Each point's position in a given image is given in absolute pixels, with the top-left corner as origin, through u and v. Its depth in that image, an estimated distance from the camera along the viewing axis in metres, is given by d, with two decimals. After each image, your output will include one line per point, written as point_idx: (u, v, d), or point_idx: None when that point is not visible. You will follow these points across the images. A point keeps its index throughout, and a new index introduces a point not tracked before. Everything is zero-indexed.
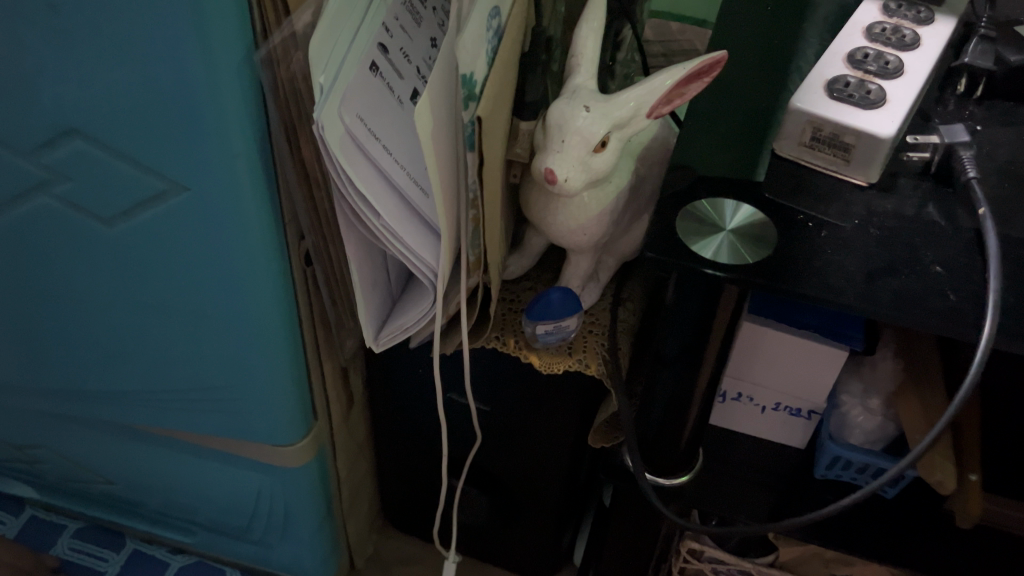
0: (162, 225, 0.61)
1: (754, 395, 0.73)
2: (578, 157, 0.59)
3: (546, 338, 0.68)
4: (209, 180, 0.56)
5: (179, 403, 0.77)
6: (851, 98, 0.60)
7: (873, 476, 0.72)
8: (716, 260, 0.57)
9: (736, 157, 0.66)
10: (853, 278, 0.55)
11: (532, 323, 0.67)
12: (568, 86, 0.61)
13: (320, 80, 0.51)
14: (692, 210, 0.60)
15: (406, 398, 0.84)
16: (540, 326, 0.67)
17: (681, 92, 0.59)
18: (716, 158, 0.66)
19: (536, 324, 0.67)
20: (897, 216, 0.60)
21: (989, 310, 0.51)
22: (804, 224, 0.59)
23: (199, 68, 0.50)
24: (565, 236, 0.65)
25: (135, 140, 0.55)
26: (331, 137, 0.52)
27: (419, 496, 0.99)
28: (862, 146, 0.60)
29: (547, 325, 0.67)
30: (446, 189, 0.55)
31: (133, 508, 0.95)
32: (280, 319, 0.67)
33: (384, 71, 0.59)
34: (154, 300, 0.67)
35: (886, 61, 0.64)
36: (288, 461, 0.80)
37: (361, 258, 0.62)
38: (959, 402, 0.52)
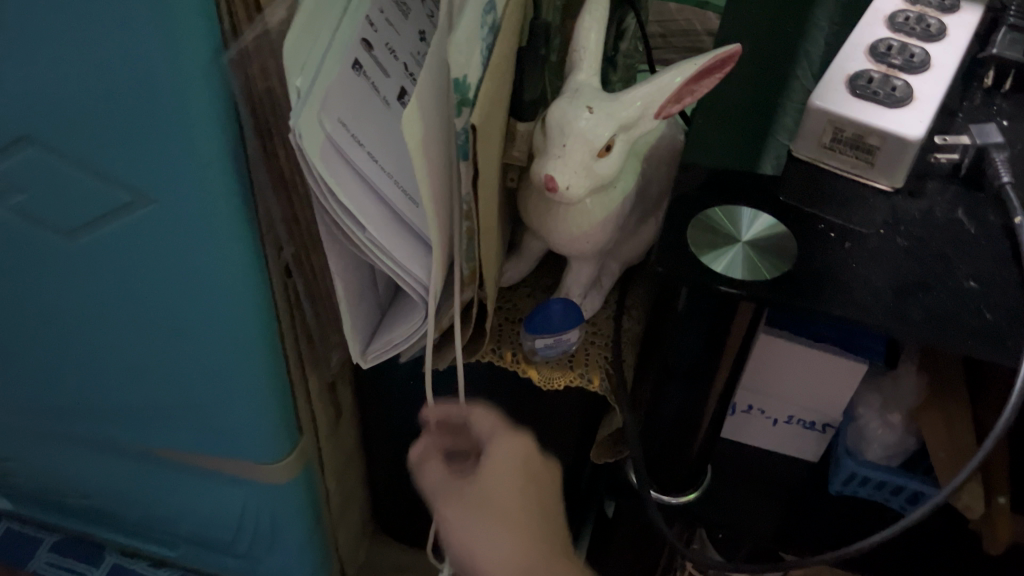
0: (130, 238, 0.56)
1: (765, 407, 0.68)
2: (581, 162, 0.54)
3: (545, 352, 0.64)
4: (180, 192, 0.51)
5: (155, 419, 0.73)
6: (874, 96, 0.56)
7: (893, 493, 0.68)
8: (730, 275, 0.52)
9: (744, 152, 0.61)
10: (882, 295, 0.51)
11: (532, 337, 0.63)
12: (569, 83, 0.56)
13: (297, 83, 0.45)
14: (705, 218, 0.56)
15: (397, 410, 0.80)
16: (540, 339, 0.63)
17: (692, 89, 0.55)
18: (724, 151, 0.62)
19: (536, 338, 0.62)
20: (925, 223, 0.55)
21: None
22: (826, 233, 0.55)
23: (164, 72, 0.45)
24: (566, 244, 0.61)
25: (95, 149, 0.50)
26: (310, 146, 0.47)
27: (413, 508, 0.95)
28: (888, 148, 0.55)
29: (547, 339, 0.63)
30: (438, 201, 0.51)
31: (113, 523, 0.91)
32: (260, 335, 0.62)
33: (369, 70, 0.54)
34: (125, 315, 0.63)
35: (912, 54, 0.59)
36: (274, 478, 0.76)
37: (346, 271, 0.58)
38: (997, 434, 0.50)
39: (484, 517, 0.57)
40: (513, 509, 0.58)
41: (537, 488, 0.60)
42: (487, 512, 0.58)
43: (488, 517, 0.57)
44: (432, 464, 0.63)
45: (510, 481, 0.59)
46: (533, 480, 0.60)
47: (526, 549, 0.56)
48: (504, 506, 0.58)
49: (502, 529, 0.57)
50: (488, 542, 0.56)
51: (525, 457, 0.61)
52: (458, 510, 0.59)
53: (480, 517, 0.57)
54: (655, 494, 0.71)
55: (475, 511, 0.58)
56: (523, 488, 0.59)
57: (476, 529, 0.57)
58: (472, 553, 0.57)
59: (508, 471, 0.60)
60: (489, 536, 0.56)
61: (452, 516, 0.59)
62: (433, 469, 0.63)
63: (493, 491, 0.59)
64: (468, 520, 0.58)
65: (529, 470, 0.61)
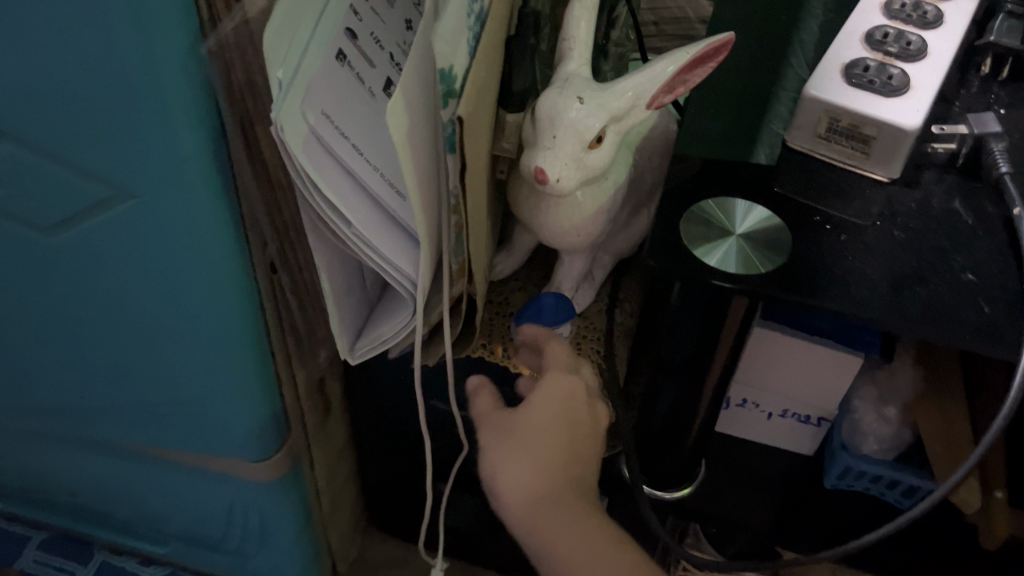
0: (109, 234, 0.55)
1: (760, 401, 0.68)
2: (571, 154, 0.53)
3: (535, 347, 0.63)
4: (159, 186, 0.50)
5: (140, 417, 0.72)
6: (870, 85, 0.55)
7: (888, 486, 0.67)
8: (724, 268, 0.51)
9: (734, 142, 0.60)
10: (878, 289, 0.50)
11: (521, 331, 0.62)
12: (559, 73, 0.55)
13: (278, 74, 0.44)
14: (698, 210, 0.55)
15: (387, 405, 0.79)
16: (529, 334, 0.62)
17: (685, 79, 0.54)
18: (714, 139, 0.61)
19: (525, 332, 0.61)
20: (921, 215, 0.54)
21: None
22: (821, 225, 0.54)
23: (140, 64, 0.44)
24: (556, 237, 0.59)
25: (71, 143, 0.48)
26: (292, 139, 0.45)
27: (404, 503, 0.94)
28: (885, 138, 0.54)
29: (537, 333, 0.62)
30: (425, 195, 0.49)
31: (100, 520, 0.90)
32: (245, 332, 0.61)
33: (354, 60, 0.53)
34: (106, 312, 0.61)
35: (908, 41, 0.58)
36: (262, 476, 0.75)
37: (332, 266, 0.56)
38: (996, 429, 0.49)
39: (516, 446, 0.53)
40: (547, 445, 0.53)
41: (578, 433, 0.55)
42: (524, 441, 0.53)
43: (521, 446, 0.53)
44: (483, 394, 0.58)
45: (555, 423, 0.54)
46: (578, 423, 0.55)
47: (554, 482, 0.53)
48: (544, 438, 0.53)
49: (531, 461, 0.53)
50: (516, 472, 0.52)
51: (579, 397, 0.56)
52: (495, 437, 0.54)
53: (515, 445, 0.53)
54: (648, 489, 0.70)
55: (512, 440, 0.53)
56: (566, 429, 0.54)
57: (509, 456, 0.53)
58: (495, 478, 0.53)
59: (556, 408, 0.55)
60: (518, 467, 0.52)
61: (489, 442, 0.54)
62: (485, 396, 0.58)
63: (534, 423, 0.54)
64: (502, 448, 0.53)
65: (577, 416, 0.55)
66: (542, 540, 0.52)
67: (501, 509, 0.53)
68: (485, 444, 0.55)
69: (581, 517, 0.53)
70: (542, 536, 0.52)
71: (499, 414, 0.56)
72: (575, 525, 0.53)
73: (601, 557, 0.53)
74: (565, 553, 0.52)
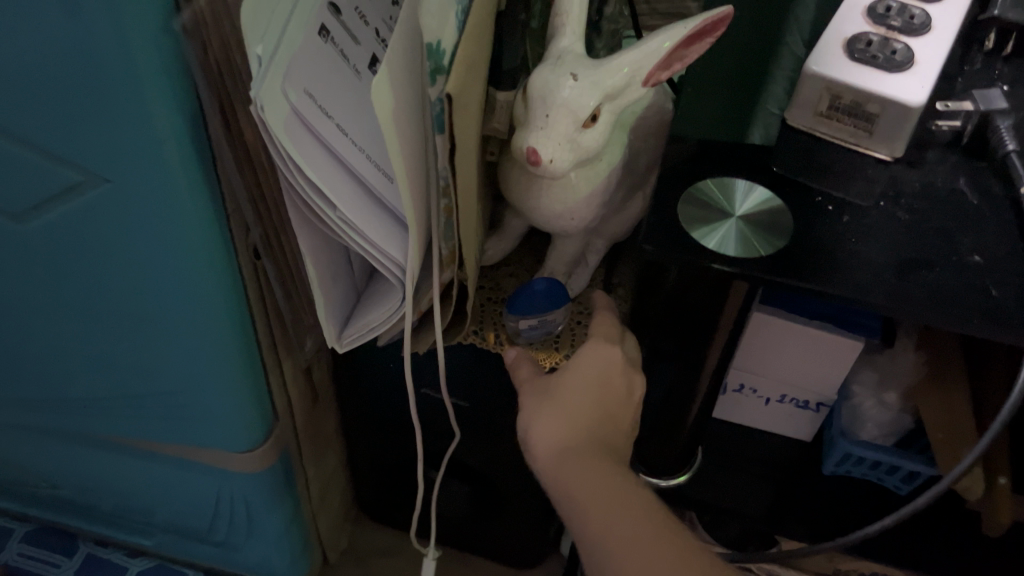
0: (82, 220, 0.52)
1: (757, 386, 0.66)
2: (565, 134, 0.51)
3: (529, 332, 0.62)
4: (133, 170, 0.48)
5: (122, 408, 0.70)
6: (874, 61, 0.53)
7: (887, 472, 0.66)
8: (724, 252, 0.49)
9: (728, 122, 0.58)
10: (882, 273, 0.48)
11: (512, 317, 0.60)
12: (551, 50, 0.53)
13: (257, 51, 0.42)
14: (696, 192, 0.53)
15: (376, 394, 0.77)
16: (520, 320, 0.60)
17: (681, 56, 0.51)
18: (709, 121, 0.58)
19: (516, 318, 0.60)
20: (925, 196, 0.53)
21: None
22: (824, 207, 0.52)
23: (108, 41, 0.41)
24: (549, 221, 0.58)
25: (38, 124, 0.46)
26: (274, 118, 0.43)
27: (395, 492, 0.92)
28: (888, 116, 0.52)
29: (528, 320, 0.60)
30: (413, 177, 0.47)
31: (85, 513, 0.88)
32: (228, 321, 0.59)
33: (337, 36, 0.51)
34: (82, 300, 0.59)
35: (912, 15, 0.56)
36: (249, 467, 0.73)
37: (317, 251, 0.54)
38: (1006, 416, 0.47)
39: (549, 404, 0.53)
40: (581, 404, 0.53)
41: (611, 399, 0.54)
42: (557, 400, 0.53)
43: (557, 404, 0.53)
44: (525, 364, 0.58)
45: (589, 386, 0.54)
46: (613, 391, 0.54)
47: (576, 436, 0.52)
48: (578, 398, 0.53)
49: (563, 418, 0.52)
50: (544, 425, 0.52)
51: (616, 367, 0.55)
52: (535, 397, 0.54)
53: (548, 403, 0.53)
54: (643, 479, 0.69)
55: (546, 399, 0.54)
56: (598, 392, 0.54)
57: (542, 412, 0.53)
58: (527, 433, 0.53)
59: (591, 373, 0.54)
60: (549, 423, 0.52)
61: (527, 404, 0.55)
62: (528, 366, 0.58)
63: (568, 384, 0.54)
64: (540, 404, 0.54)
65: (612, 383, 0.55)
66: (558, 487, 0.50)
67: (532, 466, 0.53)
68: (523, 406, 0.55)
69: (605, 469, 0.49)
70: (564, 487, 0.49)
71: (537, 380, 0.56)
72: (596, 475, 0.49)
73: (618, 508, 0.48)
74: (583, 502, 0.48)
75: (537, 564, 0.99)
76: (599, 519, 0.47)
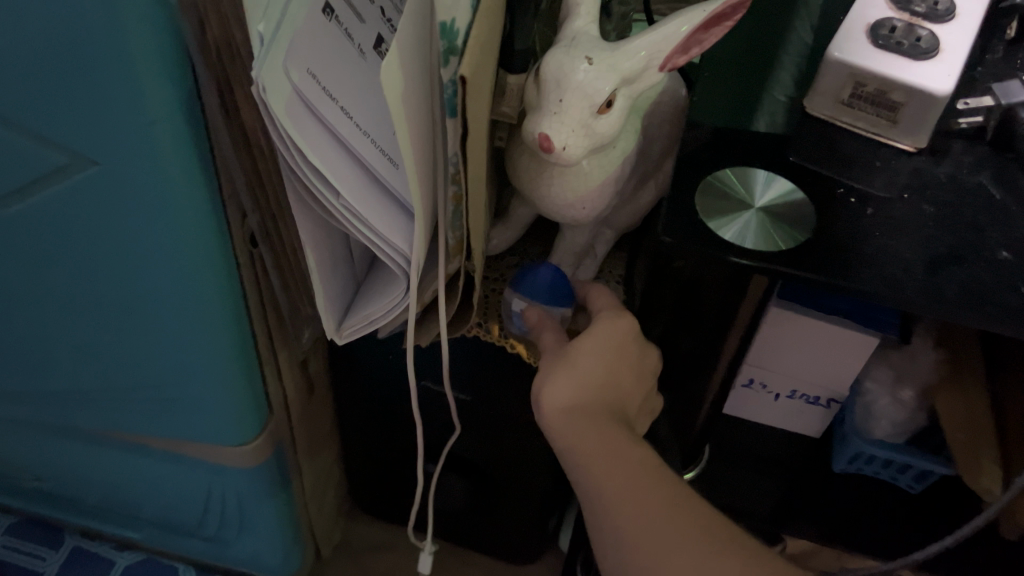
0: (69, 206, 0.50)
1: (768, 382, 0.64)
2: (579, 120, 0.49)
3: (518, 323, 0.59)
4: (124, 153, 0.45)
5: (109, 399, 0.67)
6: (898, 47, 0.51)
7: (898, 469, 0.66)
8: (743, 245, 0.48)
9: (739, 109, 0.56)
10: (911, 269, 0.47)
11: (513, 292, 0.57)
12: (565, 31, 0.50)
13: (258, 28, 0.40)
14: (713, 180, 0.51)
15: (374, 386, 0.75)
16: (519, 299, 0.57)
17: (701, 39, 0.48)
18: (720, 108, 0.56)
19: (516, 294, 0.57)
20: (952, 188, 0.51)
21: None
22: (846, 199, 0.50)
23: (98, 14, 0.39)
24: (559, 210, 0.55)
25: (24, 103, 0.44)
26: (275, 100, 0.41)
27: (392, 486, 0.90)
28: (913, 106, 0.50)
29: (525, 302, 0.57)
30: (421, 164, 0.45)
31: (71, 505, 0.86)
32: (224, 310, 0.57)
33: (341, 14, 0.48)
34: (70, 289, 0.57)
35: (936, 2, 0.54)
36: (242, 461, 0.71)
37: (317, 239, 0.52)
38: None
39: (565, 367, 0.50)
40: (596, 367, 0.51)
41: (624, 364, 0.52)
42: (575, 364, 0.50)
43: (571, 363, 0.50)
44: (546, 326, 0.55)
45: (605, 352, 0.51)
46: (625, 358, 0.52)
47: (590, 400, 0.50)
48: (593, 363, 0.51)
49: (577, 382, 0.50)
50: (559, 386, 0.50)
51: (631, 339, 0.53)
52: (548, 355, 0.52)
53: (564, 365, 0.50)
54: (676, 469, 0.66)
55: (562, 362, 0.51)
56: (614, 358, 0.52)
57: (557, 376, 0.50)
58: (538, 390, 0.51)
59: (607, 340, 0.52)
60: (566, 387, 0.50)
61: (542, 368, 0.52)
62: (551, 332, 0.54)
63: (585, 347, 0.51)
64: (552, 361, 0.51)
65: (625, 349, 0.52)
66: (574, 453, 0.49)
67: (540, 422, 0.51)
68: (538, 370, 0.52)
69: (617, 441, 0.48)
70: (571, 449, 0.49)
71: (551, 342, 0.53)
72: (604, 438, 0.48)
73: (628, 476, 0.47)
74: (583, 456, 0.48)
75: (535, 560, 0.98)
76: (605, 485, 0.47)
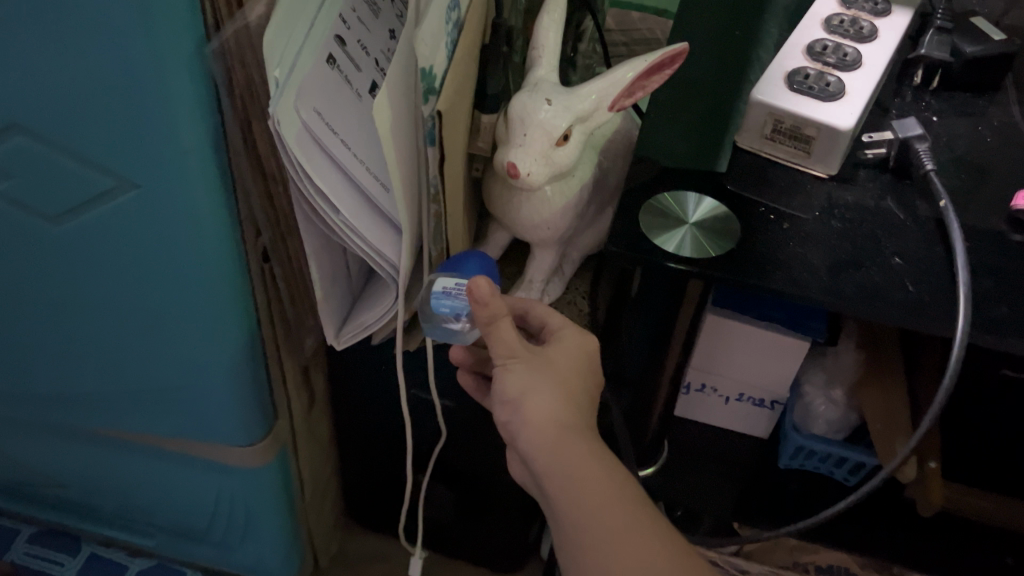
0: (110, 224, 0.58)
1: (718, 386, 0.72)
2: (541, 151, 0.58)
3: (444, 306, 0.55)
4: (162, 179, 0.54)
5: (131, 405, 0.75)
6: (810, 91, 0.61)
7: (836, 464, 0.74)
8: (680, 253, 0.56)
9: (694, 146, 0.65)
10: (818, 272, 0.56)
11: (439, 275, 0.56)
12: (529, 78, 0.60)
13: (275, 74, 0.49)
14: (655, 203, 0.60)
15: (371, 395, 0.83)
16: (445, 275, 0.56)
17: (643, 85, 0.59)
18: (675, 148, 0.66)
19: (443, 271, 0.56)
20: (858, 207, 0.60)
21: (961, 301, 0.52)
22: (766, 216, 0.59)
23: (148, 63, 0.48)
24: (528, 230, 0.65)
25: (80, 134, 0.52)
26: (287, 131, 0.50)
27: (384, 495, 0.98)
28: (823, 138, 0.60)
29: (452, 278, 0.56)
30: (407, 185, 0.54)
31: (89, 513, 0.93)
32: (239, 316, 0.65)
33: (342, 64, 0.58)
34: (104, 302, 0.65)
35: (845, 54, 0.64)
36: (249, 461, 0.79)
37: (320, 253, 0.61)
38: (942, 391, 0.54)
39: (548, 377, 0.53)
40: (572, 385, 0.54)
41: (586, 380, 0.56)
42: (556, 377, 0.54)
43: (550, 377, 0.53)
44: (496, 303, 0.51)
45: (572, 364, 0.55)
46: (588, 372, 0.56)
47: (568, 415, 0.52)
48: (568, 377, 0.54)
49: (561, 393, 0.53)
50: (543, 398, 0.52)
51: (592, 354, 0.57)
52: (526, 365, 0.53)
53: (545, 376, 0.53)
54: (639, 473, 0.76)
55: (543, 372, 0.54)
56: (579, 373, 0.55)
57: (540, 385, 0.53)
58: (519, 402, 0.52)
59: (572, 359, 0.56)
60: (551, 398, 0.52)
61: (519, 370, 0.53)
62: (507, 326, 0.52)
63: (561, 363, 0.55)
64: (533, 374, 0.53)
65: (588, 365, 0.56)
66: (558, 466, 0.51)
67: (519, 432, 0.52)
68: (511, 371, 0.53)
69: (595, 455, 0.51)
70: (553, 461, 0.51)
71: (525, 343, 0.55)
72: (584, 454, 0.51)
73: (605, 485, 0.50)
74: (573, 475, 0.50)
75: (518, 569, 1.05)
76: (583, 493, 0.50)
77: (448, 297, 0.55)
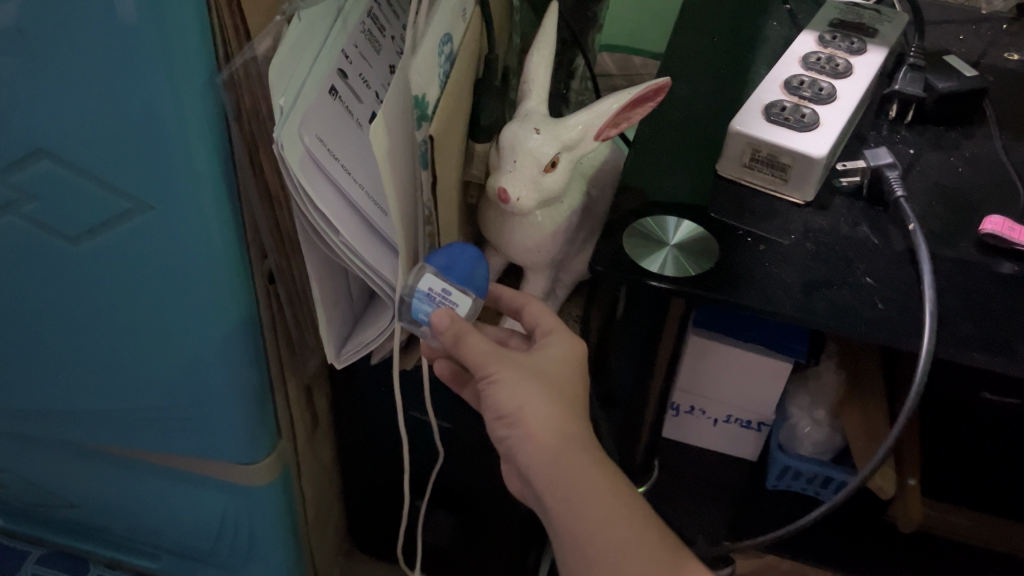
0: (126, 244, 0.62)
1: (706, 407, 0.76)
2: (530, 176, 0.61)
3: (420, 310, 0.58)
4: (176, 201, 0.58)
5: (141, 425, 0.78)
6: (786, 121, 0.65)
7: (821, 484, 0.75)
8: (661, 273, 0.59)
9: (678, 178, 0.68)
10: (792, 289, 0.58)
11: (428, 267, 0.58)
12: (520, 110, 0.64)
13: (280, 101, 0.53)
14: (638, 226, 0.63)
15: (373, 416, 0.86)
16: (434, 275, 0.57)
17: (627, 116, 0.63)
18: (662, 178, 0.69)
19: (434, 269, 0.57)
20: (832, 232, 0.63)
21: (927, 318, 0.55)
22: (745, 239, 0.62)
23: (163, 91, 0.51)
24: (520, 253, 0.68)
25: (101, 158, 0.56)
26: (291, 155, 0.54)
27: (386, 520, 1.00)
28: (798, 166, 0.64)
29: (441, 281, 0.57)
30: (404, 206, 0.58)
31: (98, 534, 0.96)
32: (245, 334, 0.68)
33: (344, 95, 0.62)
34: (118, 321, 0.68)
35: (820, 88, 0.68)
36: (254, 479, 0.81)
37: (322, 275, 0.64)
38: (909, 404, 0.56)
39: (539, 386, 0.56)
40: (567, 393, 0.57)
41: (573, 384, 0.58)
42: (540, 377, 0.57)
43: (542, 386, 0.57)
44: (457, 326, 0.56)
45: (562, 370, 0.59)
46: (573, 375, 0.59)
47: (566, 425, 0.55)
48: (555, 379, 0.58)
49: (554, 403, 0.56)
50: (536, 407, 0.55)
51: (579, 358, 0.60)
52: (513, 372, 0.56)
53: (534, 382, 0.56)
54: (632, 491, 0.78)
55: (528, 375, 0.57)
56: (566, 377, 0.58)
57: (527, 390, 0.56)
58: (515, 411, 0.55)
59: (560, 366, 0.59)
60: (538, 400, 0.56)
61: (502, 378, 0.56)
62: (479, 337, 0.56)
63: (546, 366, 0.58)
64: (522, 381, 0.56)
65: (573, 370, 0.59)
66: (555, 473, 0.54)
67: (517, 439, 0.56)
68: (498, 381, 0.56)
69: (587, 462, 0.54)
70: (548, 472, 0.54)
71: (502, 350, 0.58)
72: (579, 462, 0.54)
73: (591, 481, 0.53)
74: (570, 483, 0.53)
75: None
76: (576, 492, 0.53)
77: (427, 302, 0.57)
